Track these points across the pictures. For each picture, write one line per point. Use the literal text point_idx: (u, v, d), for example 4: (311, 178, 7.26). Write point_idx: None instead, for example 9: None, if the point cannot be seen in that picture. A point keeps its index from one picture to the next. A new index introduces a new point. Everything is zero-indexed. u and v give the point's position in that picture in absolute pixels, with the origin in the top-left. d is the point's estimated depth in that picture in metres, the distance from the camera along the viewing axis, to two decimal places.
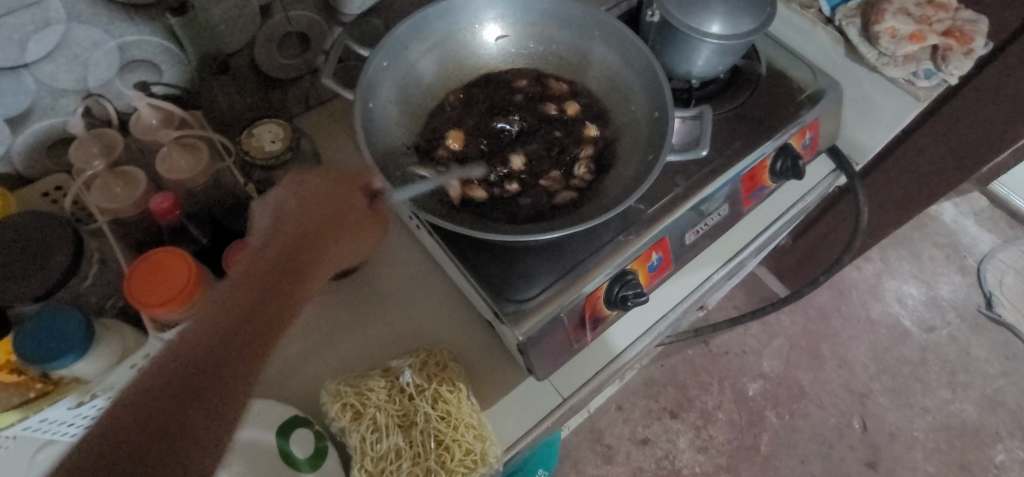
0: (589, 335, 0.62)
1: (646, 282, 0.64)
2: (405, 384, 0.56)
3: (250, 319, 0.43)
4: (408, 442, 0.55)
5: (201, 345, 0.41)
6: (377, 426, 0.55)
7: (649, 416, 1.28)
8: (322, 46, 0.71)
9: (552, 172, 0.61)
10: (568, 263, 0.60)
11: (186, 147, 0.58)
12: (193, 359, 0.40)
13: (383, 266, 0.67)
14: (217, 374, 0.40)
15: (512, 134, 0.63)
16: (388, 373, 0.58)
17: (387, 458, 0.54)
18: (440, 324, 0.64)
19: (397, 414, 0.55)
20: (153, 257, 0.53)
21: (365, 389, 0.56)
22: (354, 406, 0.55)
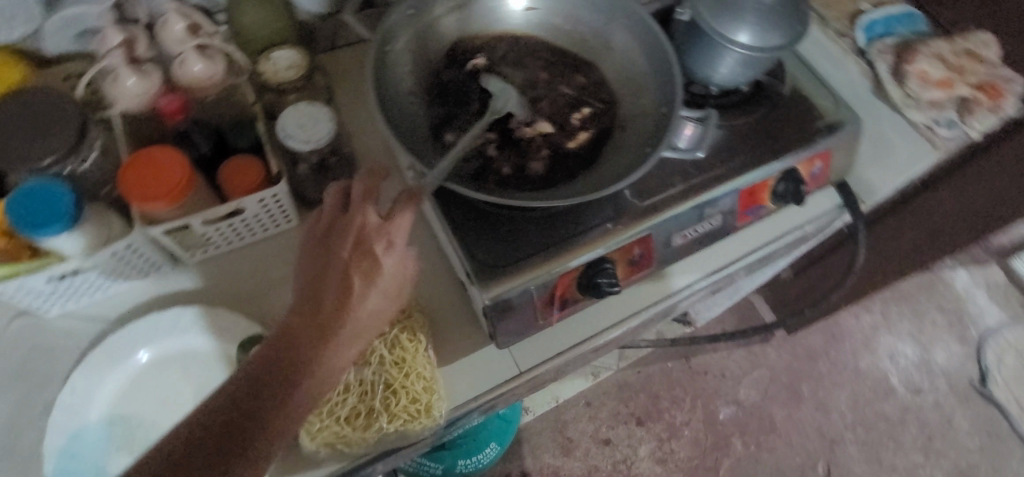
0: (556, 314, 0.63)
1: (624, 275, 0.64)
2: None
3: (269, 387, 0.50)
4: (358, 381, 0.56)
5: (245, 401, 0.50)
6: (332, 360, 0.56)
7: (615, 419, 1.28)
8: None
9: (552, 147, 0.61)
10: (548, 239, 0.60)
11: (205, 56, 0.59)
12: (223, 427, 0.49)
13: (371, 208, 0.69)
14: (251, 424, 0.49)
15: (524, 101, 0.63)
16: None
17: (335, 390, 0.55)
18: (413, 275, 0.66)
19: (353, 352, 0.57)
20: (147, 153, 0.54)
21: None
22: None
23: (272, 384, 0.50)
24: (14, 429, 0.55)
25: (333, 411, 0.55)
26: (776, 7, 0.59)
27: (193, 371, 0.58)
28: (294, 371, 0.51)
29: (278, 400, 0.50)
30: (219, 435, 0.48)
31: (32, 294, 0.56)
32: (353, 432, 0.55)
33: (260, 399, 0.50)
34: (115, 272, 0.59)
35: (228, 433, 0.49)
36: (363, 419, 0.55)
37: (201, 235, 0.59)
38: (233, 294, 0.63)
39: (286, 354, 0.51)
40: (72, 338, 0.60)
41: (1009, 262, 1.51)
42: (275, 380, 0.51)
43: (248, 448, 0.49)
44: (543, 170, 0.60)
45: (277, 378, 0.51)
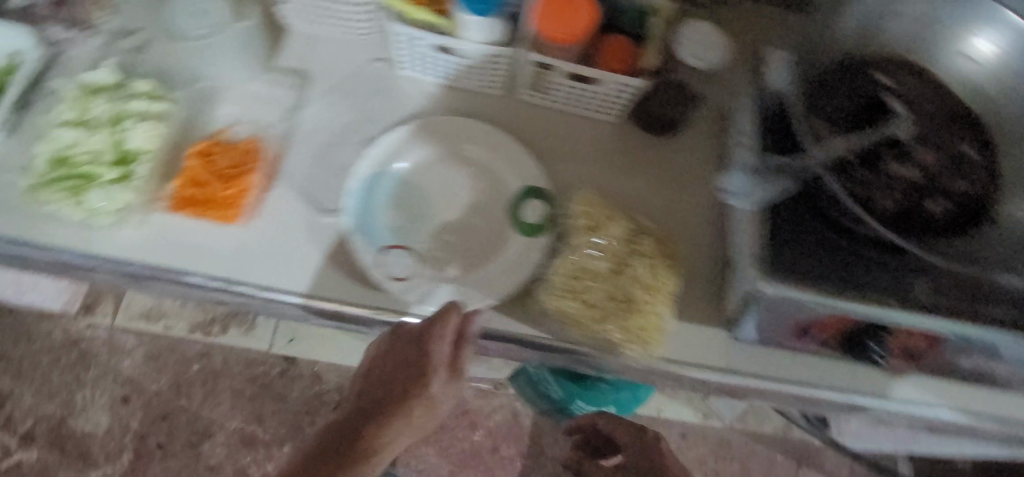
0: (803, 338, 0.56)
1: (898, 351, 0.56)
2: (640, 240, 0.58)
3: (364, 410, 0.56)
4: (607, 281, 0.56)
5: (354, 418, 0.56)
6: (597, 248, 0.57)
7: (698, 468, 1.22)
8: None
9: (923, 198, 0.55)
10: (868, 280, 0.52)
11: None
12: (357, 414, 0.56)
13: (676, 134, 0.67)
14: (334, 446, 0.57)
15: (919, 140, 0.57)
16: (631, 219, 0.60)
17: (586, 275, 0.56)
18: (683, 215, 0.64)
19: (618, 255, 0.57)
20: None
21: (610, 215, 0.59)
22: (592, 220, 0.58)
23: (346, 438, 0.56)
24: (333, 141, 0.62)
25: (575, 290, 0.56)
26: None
27: (480, 184, 0.63)
28: (370, 413, 0.55)
29: (356, 434, 0.56)
30: (356, 411, 0.57)
31: (411, 46, 0.61)
32: (580, 319, 0.55)
33: (352, 423, 0.56)
34: (472, 70, 0.63)
35: (347, 429, 0.56)
36: (594, 315, 0.55)
37: (554, 83, 0.63)
38: (533, 144, 0.66)
39: (378, 389, 0.55)
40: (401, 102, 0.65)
41: None
42: (355, 428, 0.56)
43: (363, 434, 0.56)
44: (903, 213, 0.54)
45: (380, 408, 0.55)
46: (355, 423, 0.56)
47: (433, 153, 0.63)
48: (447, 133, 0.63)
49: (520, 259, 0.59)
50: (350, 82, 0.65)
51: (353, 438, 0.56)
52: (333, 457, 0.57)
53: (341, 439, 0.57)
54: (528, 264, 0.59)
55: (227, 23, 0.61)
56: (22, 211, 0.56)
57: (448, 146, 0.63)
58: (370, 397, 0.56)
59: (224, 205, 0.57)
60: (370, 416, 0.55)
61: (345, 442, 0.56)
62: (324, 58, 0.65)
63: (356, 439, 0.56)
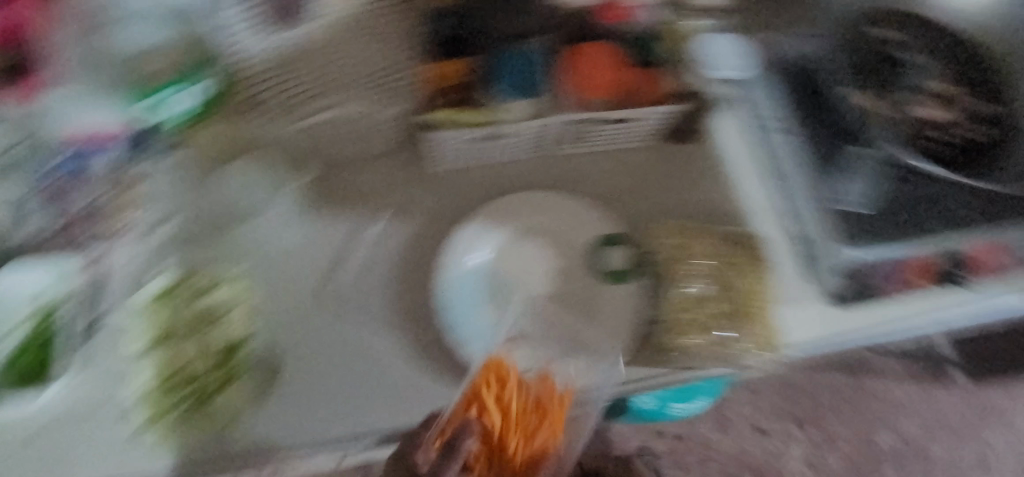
0: (904, 287, 0.62)
1: (978, 276, 0.62)
2: (727, 251, 0.61)
3: None
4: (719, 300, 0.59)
5: None
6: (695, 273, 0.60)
7: (776, 412, 1.27)
8: None
9: (926, 131, 0.63)
10: (926, 224, 0.59)
11: None
12: None
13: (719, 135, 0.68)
14: None
15: (907, 80, 0.64)
16: (712, 234, 0.62)
17: (697, 302, 0.59)
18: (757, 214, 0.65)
19: (716, 273, 0.60)
20: (592, 49, 0.60)
21: (692, 238, 0.62)
22: (681, 248, 0.61)
23: None
24: (403, 258, 0.62)
25: (696, 320, 0.58)
26: None
27: (552, 250, 0.63)
28: None
29: None
30: None
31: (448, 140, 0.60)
32: (710, 345, 0.58)
33: None
34: (511, 147, 0.63)
35: None
36: (721, 337, 0.58)
37: (594, 132, 0.64)
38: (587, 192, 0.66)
39: None
40: (453, 195, 0.65)
41: None
42: None
43: None
44: (923, 148, 0.62)
45: None
46: None
47: (502, 237, 0.63)
48: (515, 211, 0.64)
49: (625, 305, 0.61)
50: (392, 194, 0.64)
51: None
52: None
53: None
54: (635, 311, 0.60)
55: (243, 185, 0.60)
56: (76, 452, 0.55)
57: (513, 225, 0.64)
58: None
59: (337, 357, 0.59)
60: None
61: None
62: (355, 182, 0.64)
63: None
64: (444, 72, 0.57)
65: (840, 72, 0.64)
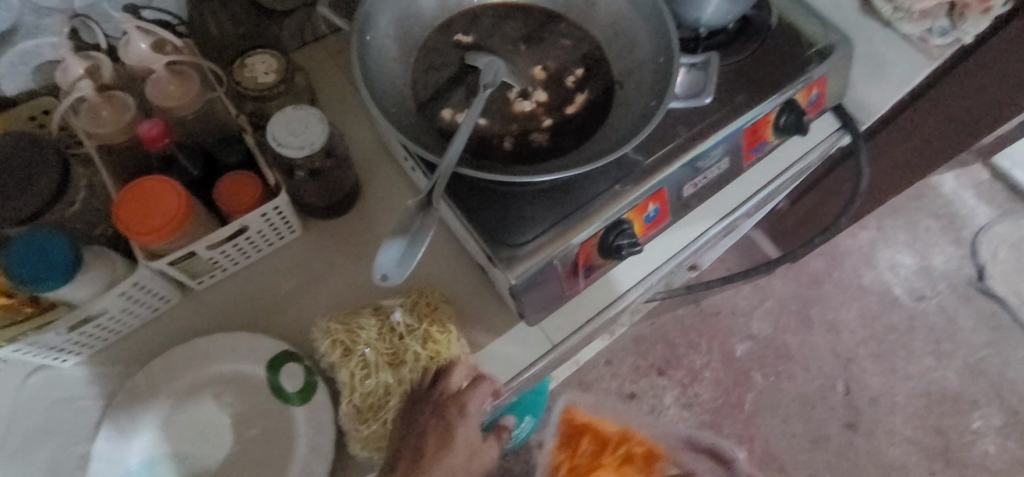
0: (582, 282, 0.62)
1: (642, 232, 0.63)
2: (395, 323, 0.56)
3: None
4: (397, 380, 0.55)
5: None
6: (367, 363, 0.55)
7: (636, 372, 1.31)
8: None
9: (540, 119, 0.59)
10: (562, 210, 0.59)
11: (179, 75, 0.56)
12: None
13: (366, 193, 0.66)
14: None
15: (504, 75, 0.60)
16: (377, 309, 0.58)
17: (376, 394, 0.54)
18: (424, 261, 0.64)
19: (387, 352, 0.56)
20: (142, 186, 0.52)
21: (356, 326, 0.56)
22: (344, 343, 0.55)
23: None
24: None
25: (379, 415, 0.54)
26: None
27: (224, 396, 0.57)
28: None
29: None
30: None
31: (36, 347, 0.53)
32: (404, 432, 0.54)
33: None
34: (127, 312, 0.56)
35: None
36: (412, 419, 0.54)
37: (213, 258, 0.58)
38: (248, 320, 0.61)
39: None
40: (92, 386, 0.57)
41: (991, 159, 1.50)
42: None
43: None
44: (541, 138, 0.58)
45: None
46: None
47: (158, 414, 0.55)
48: (168, 376, 0.56)
49: (313, 426, 0.55)
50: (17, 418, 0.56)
51: None
52: None
53: None
54: (324, 427, 0.55)
55: None
56: None
57: (165, 394, 0.56)
58: None
59: None
60: None
61: None
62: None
63: None
64: None
65: (433, 95, 0.59)
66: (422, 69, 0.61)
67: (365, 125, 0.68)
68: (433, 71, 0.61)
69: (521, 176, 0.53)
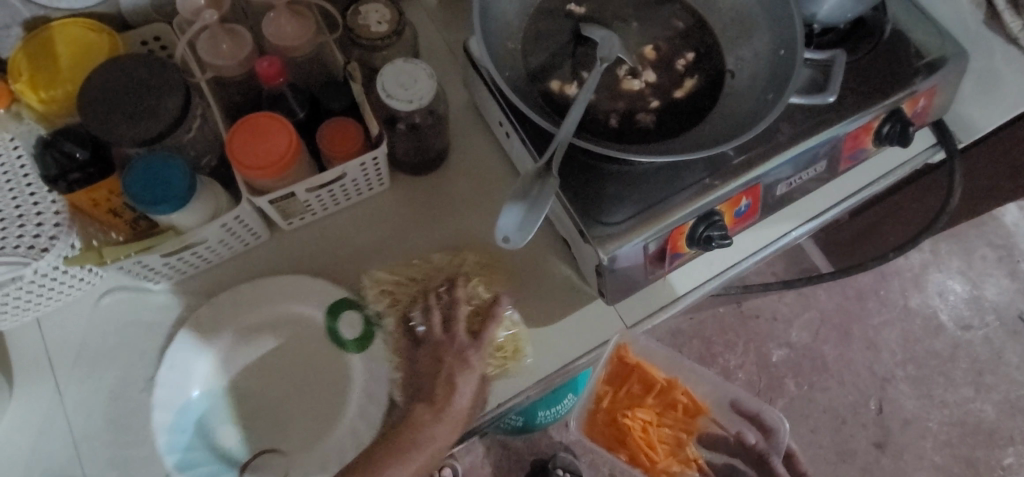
0: (665, 267, 0.61)
1: (731, 226, 0.62)
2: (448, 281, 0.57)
3: None
4: None
5: None
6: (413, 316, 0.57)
7: None
8: None
9: (644, 101, 0.59)
10: (660, 194, 0.57)
11: (296, 15, 0.56)
12: None
13: (452, 152, 0.66)
14: None
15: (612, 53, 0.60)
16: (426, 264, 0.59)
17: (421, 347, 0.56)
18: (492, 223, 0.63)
19: None
20: (254, 121, 0.53)
21: (405, 279, 0.58)
22: (393, 295, 0.57)
23: None
24: (117, 400, 0.57)
25: None
26: None
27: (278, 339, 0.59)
28: None
29: None
30: None
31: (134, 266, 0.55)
32: None
33: None
34: (223, 244, 0.58)
35: None
36: None
37: (304, 202, 0.58)
38: (323, 266, 0.62)
39: None
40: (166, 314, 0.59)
41: None
42: None
43: None
44: (645, 121, 0.58)
45: None
46: None
47: (222, 346, 0.58)
48: (234, 310, 0.58)
49: (368, 372, 0.57)
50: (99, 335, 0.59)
51: None
52: None
53: None
54: (380, 372, 0.57)
55: None
56: None
57: (234, 327, 0.58)
58: None
59: None
60: None
61: None
62: (69, 331, 0.59)
63: None
64: (93, 198, 0.52)
65: (542, 66, 0.59)
66: (533, 36, 0.60)
67: (464, 86, 0.67)
68: (540, 39, 0.60)
69: (627, 155, 0.53)
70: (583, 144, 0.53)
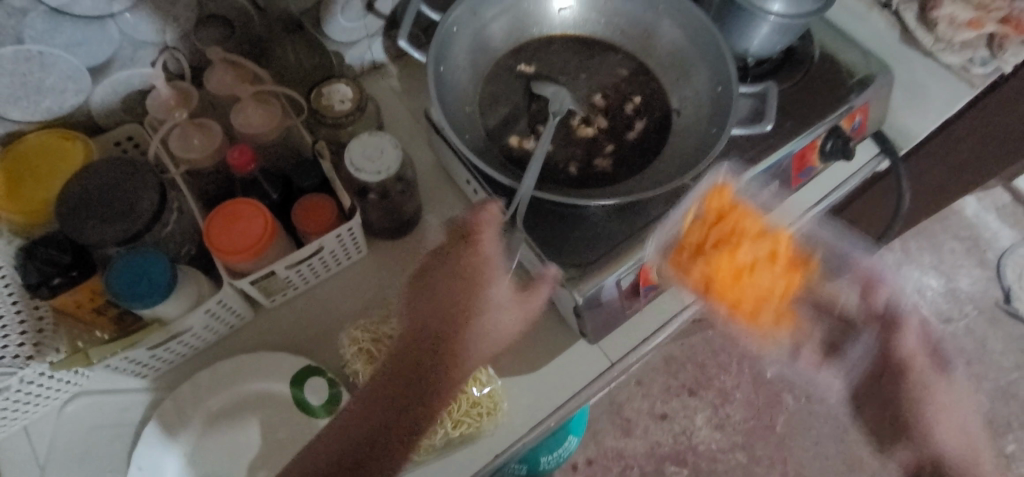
0: (640, 300, 0.63)
1: (697, 253, 0.64)
2: None
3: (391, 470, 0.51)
4: None
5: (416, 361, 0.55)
6: None
7: (668, 393, 1.32)
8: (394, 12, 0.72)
9: (600, 146, 0.62)
10: (625, 232, 0.60)
11: (263, 103, 0.59)
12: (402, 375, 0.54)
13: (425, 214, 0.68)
14: (409, 409, 0.53)
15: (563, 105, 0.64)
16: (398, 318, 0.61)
17: None
18: None
19: None
20: (230, 207, 0.55)
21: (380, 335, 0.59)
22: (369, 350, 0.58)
23: (420, 379, 0.54)
24: None
25: None
26: None
27: (251, 416, 0.59)
28: (412, 405, 0.53)
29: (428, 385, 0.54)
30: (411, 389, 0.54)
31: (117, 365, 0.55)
32: (422, 439, 0.56)
33: (402, 386, 0.53)
34: (208, 330, 0.59)
35: (417, 393, 0.54)
36: (428, 427, 0.56)
37: (284, 279, 0.60)
38: (303, 338, 0.63)
39: (410, 384, 0.54)
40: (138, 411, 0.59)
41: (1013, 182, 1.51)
42: (405, 397, 0.53)
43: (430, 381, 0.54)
44: (602, 165, 0.61)
45: (422, 359, 0.55)
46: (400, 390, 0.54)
47: (196, 426, 0.58)
48: (210, 387, 0.59)
49: None
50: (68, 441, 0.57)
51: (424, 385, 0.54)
52: (406, 407, 0.53)
53: (414, 399, 0.54)
54: None
55: None
56: None
57: (209, 407, 0.59)
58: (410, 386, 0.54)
59: None
60: (424, 377, 0.54)
61: (411, 386, 0.54)
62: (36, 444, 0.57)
63: (423, 382, 0.54)
64: (77, 300, 0.53)
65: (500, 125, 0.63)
66: (490, 99, 0.64)
67: (429, 149, 0.70)
68: (496, 100, 0.64)
69: (588, 200, 0.56)
70: (545, 195, 0.55)
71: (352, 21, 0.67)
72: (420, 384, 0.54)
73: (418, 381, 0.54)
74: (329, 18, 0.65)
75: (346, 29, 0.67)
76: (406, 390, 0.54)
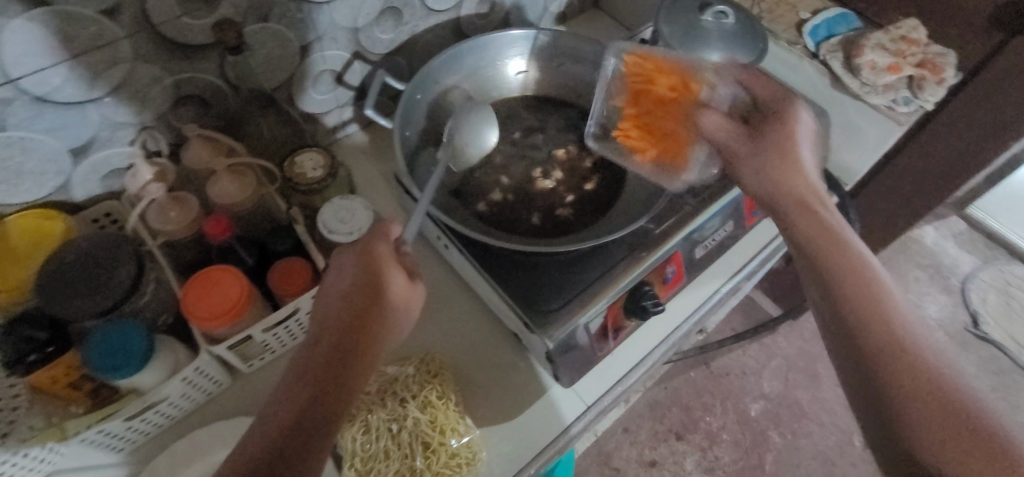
0: (612, 342, 0.65)
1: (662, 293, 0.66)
2: (400, 391, 0.60)
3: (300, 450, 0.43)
4: (397, 444, 0.57)
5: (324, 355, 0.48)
6: (368, 428, 0.58)
7: (655, 438, 1.31)
8: (367, 83, 0.78)
9: (559, 199, 0.66)
10: (590, 277, 0.62)
11: (237, 174, 0.62)
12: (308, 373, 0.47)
13: None
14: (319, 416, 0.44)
15: (522, 162, 0.69)
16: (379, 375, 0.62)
17: (377, 458, 0.56)
18: (438, 333, 0.68)
19: (388, 419, 0.58)
20: (207, 273, 0.57)
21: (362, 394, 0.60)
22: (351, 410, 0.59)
23: (329, 372, 0.47)
24: None
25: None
26: (738, 35, 0.67)
27: None
28: (325, 401, 0.45)
29: (340, 382, 0.47)
30: (315, 388, 0.46)
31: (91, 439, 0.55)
32: None
33: (308, 391, 0.45)
34: (185, 398, 0.59)
35: (323, 391, 0.46)
36: None
37: (259, 344, 0.61)
38: None
39: (321, 378, 0.46)
40: None
41: (965, 210, 1.60)
42: (319, 405, 0.45)
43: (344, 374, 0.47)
44: (562, 215, 0.65)
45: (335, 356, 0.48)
46: (303, 388, 0.46)
47: None
48: (185, 458, 0.58)
49: None
50: None
51: (337, 376, 0.47)
52: (316, 406, 0.45)
53: (313, 397, 0.45)
54: None
55: None
56: None
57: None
58: (312, 376, 0.46)
59: None
60: (337, 369, 0.47)
61: (325, 382, 0.46)
62: None
63: (329, 378, 0.46)
64: (52, 376, 0.52)
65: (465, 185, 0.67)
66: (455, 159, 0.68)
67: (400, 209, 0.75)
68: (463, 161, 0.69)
69: (551, 247, 0.59)
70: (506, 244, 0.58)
71: (323, 93, 0.75)
72: (330, 373, 0.47)
73: (321, 381, 0.46)
74: (300, 95, 0.73)
75: (319, 101, 0.75)
76: (308, 393, 0.45)
